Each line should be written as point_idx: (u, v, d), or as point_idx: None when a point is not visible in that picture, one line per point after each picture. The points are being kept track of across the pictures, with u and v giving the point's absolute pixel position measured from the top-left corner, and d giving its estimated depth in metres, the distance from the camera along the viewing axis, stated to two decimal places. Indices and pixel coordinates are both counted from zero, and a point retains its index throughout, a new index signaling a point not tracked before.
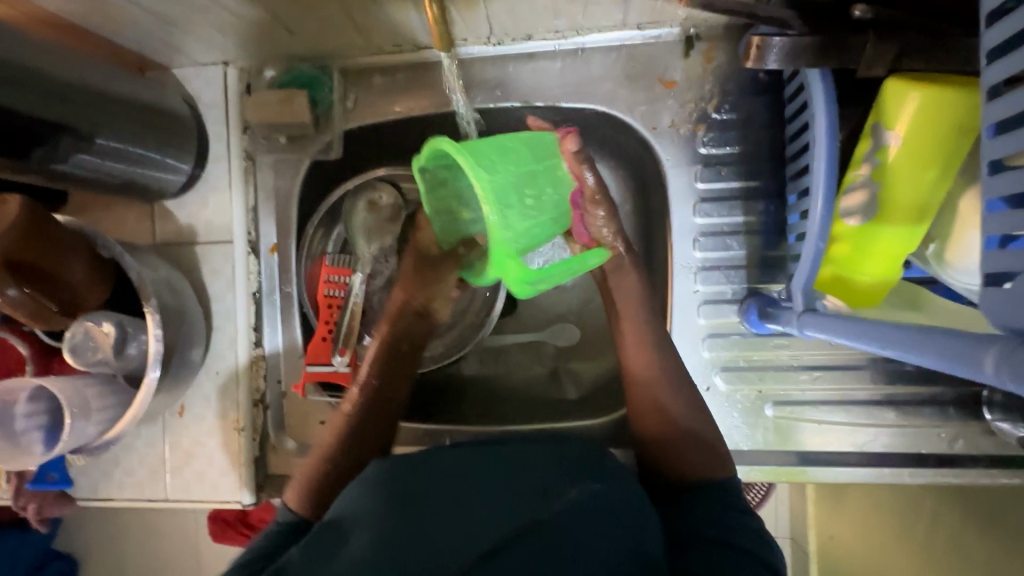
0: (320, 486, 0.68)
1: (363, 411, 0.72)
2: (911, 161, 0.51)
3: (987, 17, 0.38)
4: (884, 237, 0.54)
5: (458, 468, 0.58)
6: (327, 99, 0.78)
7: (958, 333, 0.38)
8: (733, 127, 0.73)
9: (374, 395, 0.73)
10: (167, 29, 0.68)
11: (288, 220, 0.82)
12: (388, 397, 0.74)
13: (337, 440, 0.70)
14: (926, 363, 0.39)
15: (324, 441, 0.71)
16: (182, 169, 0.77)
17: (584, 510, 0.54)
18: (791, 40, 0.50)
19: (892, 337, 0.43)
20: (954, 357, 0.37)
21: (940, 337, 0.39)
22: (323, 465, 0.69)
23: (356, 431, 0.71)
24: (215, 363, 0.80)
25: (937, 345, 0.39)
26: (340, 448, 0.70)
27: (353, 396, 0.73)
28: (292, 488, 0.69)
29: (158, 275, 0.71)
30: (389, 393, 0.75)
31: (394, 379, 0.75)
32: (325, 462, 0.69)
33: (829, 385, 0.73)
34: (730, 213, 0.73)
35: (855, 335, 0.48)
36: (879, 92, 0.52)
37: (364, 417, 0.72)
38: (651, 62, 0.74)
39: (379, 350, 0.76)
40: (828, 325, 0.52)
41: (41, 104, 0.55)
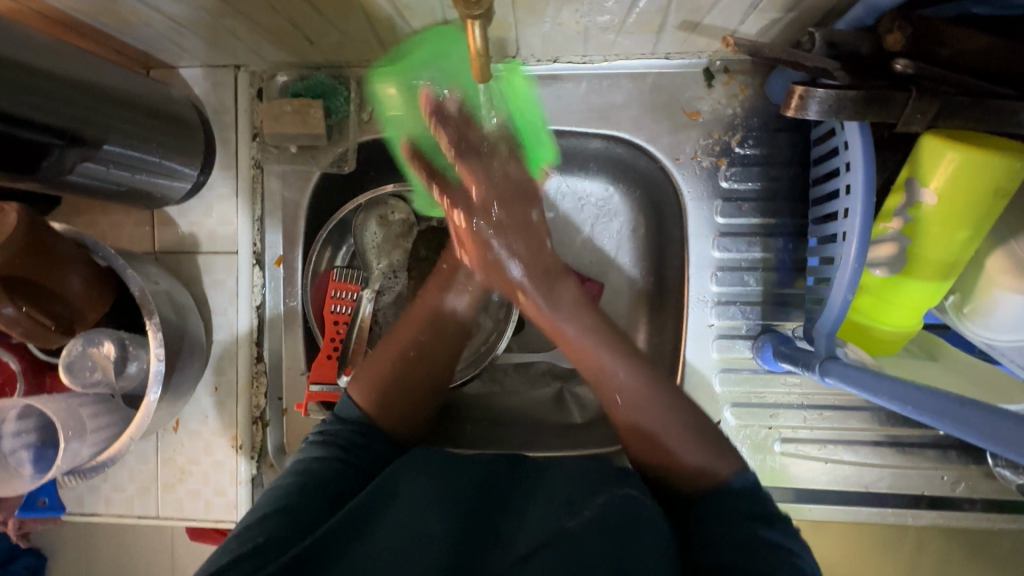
0: (393, 382, 0.68)
1: (437, 314, 0.70)
2: (944, 218, 0.51)
3: None
4: (910, 291, 0.55)
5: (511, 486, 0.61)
6: (342, 109, 0.75)
7: (1005, 415, 0.38)
8: (755, 163, 0.73)
9: (438, 309, 0.70)
10: (179, 31, 0.65)
11: (296, 233, 0.79)
12: (457, 318, 0.71)
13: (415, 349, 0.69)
14: (965, 438, 0.40)
15: (401, 338, 0.69)
16: (187, 176, 0.74)
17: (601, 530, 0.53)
18: (834, 93, 0.49)
19: (924, 403, 0.44)
20: (994, 436, 0.38)
21: (983, 413, 0.40)
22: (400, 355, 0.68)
23: (427, 346, 0.70)
24: (214, 377, 0.77)
25: (979, 423, 0.39)
26: (417, 343, 0.69)
27: (420, 308, 0.70)
28: (358, 382, 0.69)
29: (160, 288, 0.68)
30: (456, 307, 0.71)
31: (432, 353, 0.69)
32: (406, 352, 0.69)
33: (837, 424, 0.73)
34: (748, 249, 0.73)
35: (881, 392, 0.49)
36: (915, 149, 0.53)
37: (435, 328, 0.70)
38: (677, 92, 0.73)
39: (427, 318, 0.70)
40: (851, 376, 0.53)
41: (48, 109, 0.52)
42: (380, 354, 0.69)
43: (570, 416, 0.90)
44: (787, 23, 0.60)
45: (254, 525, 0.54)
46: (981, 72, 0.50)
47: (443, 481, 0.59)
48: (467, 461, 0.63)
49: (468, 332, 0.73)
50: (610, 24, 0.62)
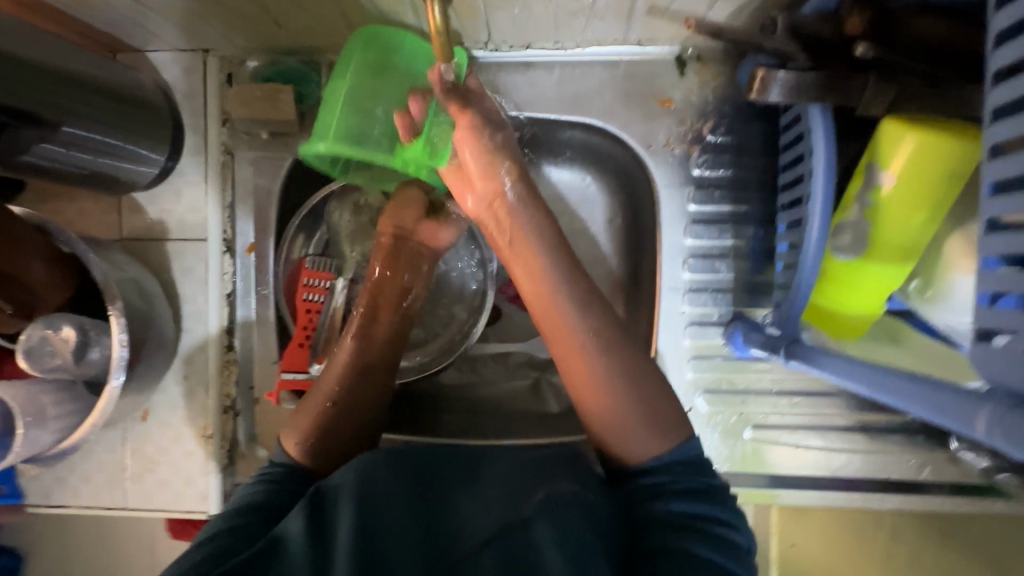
0: (318, 433, 0.66)
1: (356, 363, 0.71)
2: (903, 203, 0.52)
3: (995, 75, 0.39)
4: (870, 274, 0.55)
5: (462, 474, 0.56)
6: (314, 95, 0.75)
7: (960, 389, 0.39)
8: (727, 151, 0.73)
9: (358, 358, 0.71)
10: (143, 13, 0.64)
11: (267, 220, 0.78)
12: (378, 363, 0.72)
13: (335, 396, 0.68)
14: (922, 414, 0.41)
15: (319, 389, 0.69)
16: (154, 161, 0.73)
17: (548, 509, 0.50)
18: (795, 76, 0.50)
19: (890, 384, 0.45)
20: (950, 412, 0.39)
21: (938, 388, 0.41)
22: (321, 402, 0.67)
23: (347, 392, 0.69)
24: (185, 366, 0.77)
25: (931, 399, 0.40)
26: (336, 391, 0.68)
27: (339, 358, 0.71)
28: (288, 434, 0.67)
29: (124, 274, 0.67)
30: (373, 356, 0.72)
31: (361, 393, 0.70)
32: (325, 402, 0.67)
33: (807, 410, 0.74)
34: (720, 236, 0.74)
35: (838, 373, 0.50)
36: (877, 132, 0.53)
37: (356, 377, 0.70)
38: (649, 79, 0.73)
39: (351, 361, 0.70)
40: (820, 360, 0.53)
41: (1, 88, 0.51)
42: (303, 406, 0.68)
43: (547, 405, 0.90)
44: (754, 9, 0.60)
45: (194, 548, 0.53)
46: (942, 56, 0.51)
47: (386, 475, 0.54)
48: (415, 456, 0.57)
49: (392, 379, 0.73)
50: (580, 9, 0.62)
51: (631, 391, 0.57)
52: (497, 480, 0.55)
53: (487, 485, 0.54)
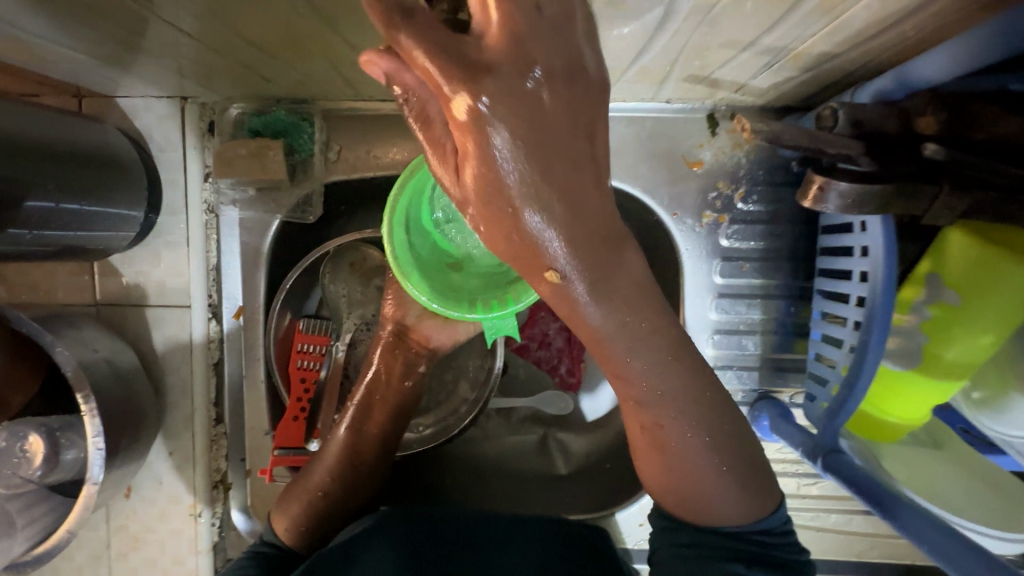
0: (316, 520, 0.66)
1: (347, 457, 0.66)
2: (965, 323, 0.48)
3: None
4: (920, 389, 0.51)
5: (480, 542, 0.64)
6: (307, 147, 0.67)
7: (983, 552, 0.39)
8: (759, 220, 0.67)
9: (351, 448, 0.66)
10: (111, 66, 0.56)
11: (256, 282, 0.71)
12: (376, 451, 0.68)
13: (328, 487, 0.66)
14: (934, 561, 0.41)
15: (313, 478, 0.66)
16: (129, 224, 0.65)
17: None
18: (860, 188, 0.43)
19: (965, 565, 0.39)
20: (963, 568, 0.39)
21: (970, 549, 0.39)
22: (314, 493, 0.66)
23: (340, 483, 0.66)
24: (170, 442, 0.71)
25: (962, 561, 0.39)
26: (334, 485, 0.66)
27: (331, 448, 0.67)
28: (281, 513, 0.66)
29: (99, 357, 0.60)
30: (368, 445, 0.67)
31: (359, 484, 0.68)
32: (318, 491, 0.66)
33: (832, 493, 0.70)
34: (748, 310, 0.69)
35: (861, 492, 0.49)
36: (940, 241, 0.49)
37: (350, 469, 0.67)
38: (677, 138, 0.67)
39: (342, 453, 0.66)
40: (916, 528, 0.44)
41: None
42: (295, 491, 0.66)
43: (555, 466, 0.86)
44: (802, 81, 0.54)
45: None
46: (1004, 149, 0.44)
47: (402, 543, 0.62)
48: (430, 526, 0.64)
49: (387, 461, 0.70)
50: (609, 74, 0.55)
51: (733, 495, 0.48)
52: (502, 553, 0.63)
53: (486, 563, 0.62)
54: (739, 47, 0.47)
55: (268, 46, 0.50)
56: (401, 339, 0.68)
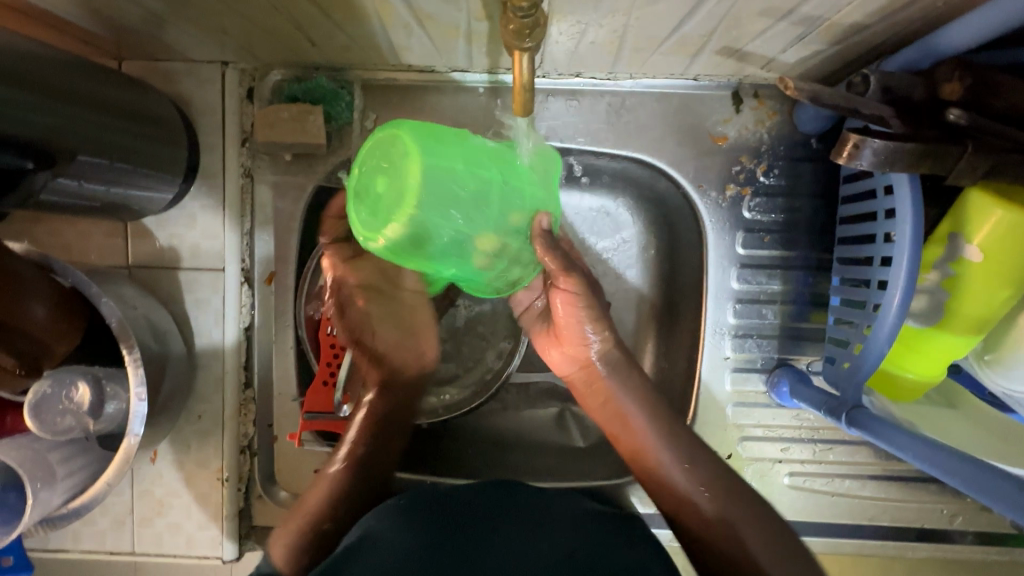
0: (314, 545, 0.63)
1: (368, 436, 0.70)
2: (985, 278, 0.50)
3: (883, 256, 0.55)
4: (941, 344, 0.54)
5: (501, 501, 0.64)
6: (345, 116, 0.69)
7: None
8: (780, 194, 0.70)
9: (359, 456, 0.68)
10: (162, 24, 0.57)
11: (289, 248, 0.72)
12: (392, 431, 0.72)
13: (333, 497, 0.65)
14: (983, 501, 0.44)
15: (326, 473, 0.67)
16: (168, 186, 0.66)
17: (570, 561, 0.55)
18: (891, 144, 0.46)
19: (1002, 494, 0.42)
20: (998, 494, 0.43)
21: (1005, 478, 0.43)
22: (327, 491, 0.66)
23: (350, 490, 0.66)
24: (198, 406, 0.71)
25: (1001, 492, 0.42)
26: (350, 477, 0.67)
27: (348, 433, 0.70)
28: (280, 533, 0.64)
29: (138, 314, 0.61)
30: (387, 422, 0.72)
31: (374, 463, 0.70)
32: (329, 495, 0.65)
33: (845, 458, 0.73)
34: (768, 281, 0.71)
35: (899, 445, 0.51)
36: (959, 202, 0.52)
37: (355, 477, 0.68)
38: (703, 115, 0.70)
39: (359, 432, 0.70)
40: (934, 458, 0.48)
41: (17, 121, 0.45)
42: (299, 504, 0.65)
43: (573, 439, 0.87)
44: (828, 55, 0.58)
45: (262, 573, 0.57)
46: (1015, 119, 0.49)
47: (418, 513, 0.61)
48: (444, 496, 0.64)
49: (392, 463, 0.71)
50: (647, 44, 0.58)
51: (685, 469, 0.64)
52: (522, 512, 0.62)
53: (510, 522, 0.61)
54: (777, 17, 0.50)
55: (325, 5, 0.52)
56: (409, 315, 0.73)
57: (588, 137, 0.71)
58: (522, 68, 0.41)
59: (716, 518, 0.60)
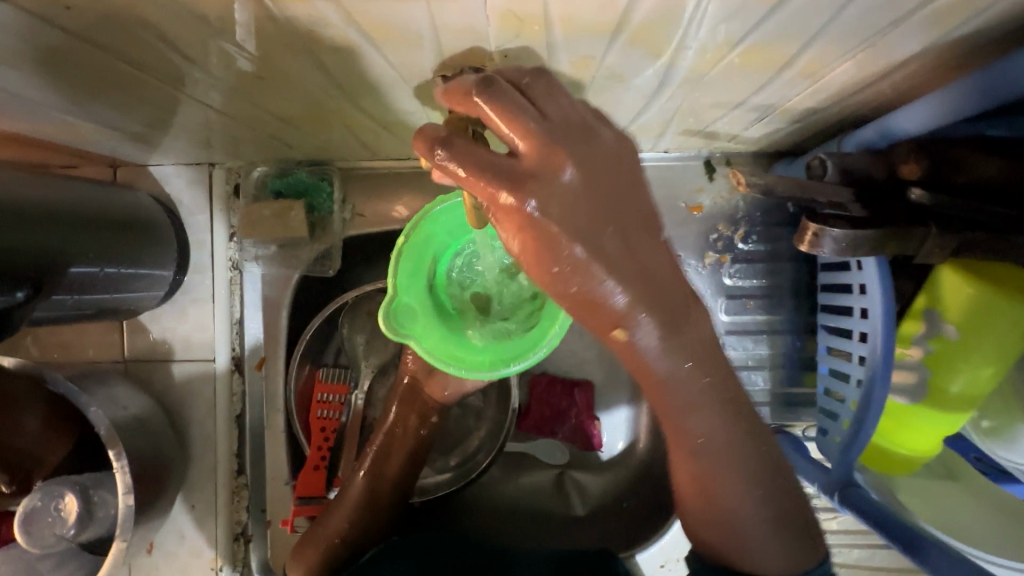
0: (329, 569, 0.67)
1: (371, 493, 0.68)
2: (967, 355, 0.49)
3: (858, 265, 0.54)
4: (931, 422, 0.52)
5: None
6: (326, 206, 0.71)
7: None
8: (760, 259, 0.70)
9: (367, 493, 0.68)
10: (149, 140, 0.61)
11: (278, 334, 0.74)
12: (389, 490, 0.70)
13: (345, 533, 0.67)
14: None
15: (331, 524, 0.67)
16: (159, 285, 0.69)
17: None
18: (852, 232, 0.46)
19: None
20: None
21: None
22: (331, 538, 0.67)
23: (358, 527, 0.68)
24: (193, 495, 0.72)
25: None
26: (355, 527, 0.68)
27: (349, 493, 0.68)
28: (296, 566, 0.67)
29: (130, 414, 0.63)
30: (385, 482, 0.69)
31: (375, 516, 0.69)
32: (334, 538, 0.67)
33: (850, 526, 0.70)
34: (755, 346, 0.70)
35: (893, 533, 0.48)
36: (932, 278, 0.51)
37: (366, 514, 0.68)
38: (676, 185, 0.70)
39: (361, 486, 0.68)
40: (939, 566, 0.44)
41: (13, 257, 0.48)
42: (309, 540, 0.67)
43: (572, 507, 0.86)
44: (790, 131, 0.58)
45: None
46: (1001, 195, 0.46)
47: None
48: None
49: (401, 501, 0.72)
50: None
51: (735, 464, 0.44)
52: None
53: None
54: (729, 107, 0.51)
55: (295, 119, 0.55)
56: (415, 391, 0.69)
57: None
58: (511, 129, 0.34)
59: (697, 478, 0.46)
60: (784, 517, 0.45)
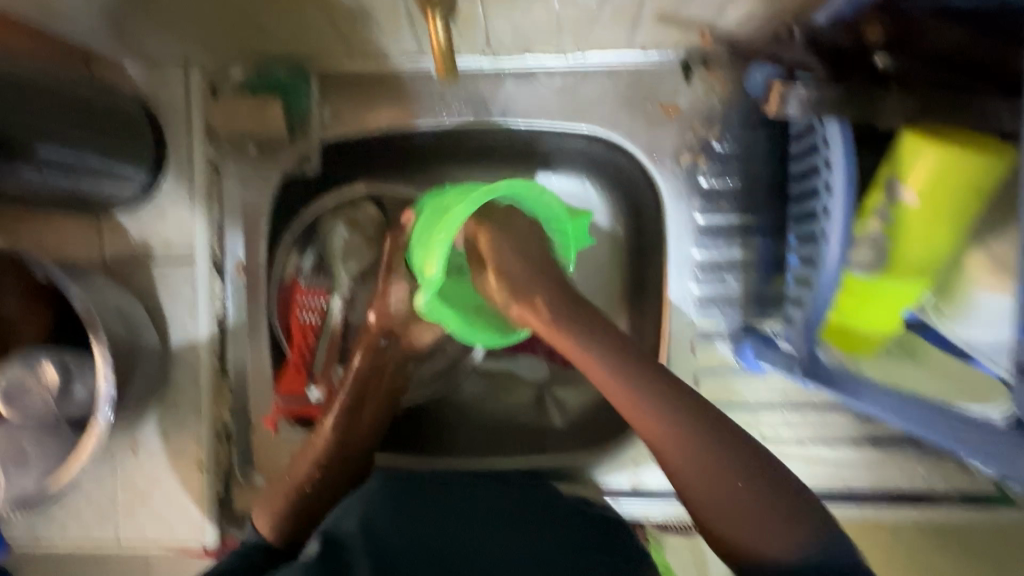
0: (296, 520, 0.64)
1: (342, 435, 0.67)
2: (923, 220, 0.51)
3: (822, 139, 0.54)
4: (890, 293, 0.54)
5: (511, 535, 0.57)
6: (304, 106, 0.72)
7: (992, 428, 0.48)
8: (735, 158, 0.71)
9: (340, 442, 0.66)
10: (120, 21, 0.60)
11: (258, 237, 0.74)
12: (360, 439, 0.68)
13: (314, 480, 0.65)
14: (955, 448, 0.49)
15: (300, 469, 0.66)
16: (133, 180, 0.69)
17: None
18: (815, 91, 0.47)
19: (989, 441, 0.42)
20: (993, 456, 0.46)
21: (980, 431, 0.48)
22: (298, 490, 0.65)
23: (332, 476, 0.67)
24: (176, 394, 0.73)
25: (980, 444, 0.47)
26: (322, 475, 0.66)
27: (317, 439, 0.66)
28: (259, 515, 0.65)
29: (108, 302, 0.63)
30: (357, 431, 0.68)
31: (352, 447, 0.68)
32: (302, 489, 0.65)
33: (815, 422, 0.73)
34: (728, 246, 0.72)
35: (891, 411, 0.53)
36: (894, 145, 0.51)
37: (335, 461, 0.66)
38: (654, 85, 0.71)
39: (332, 432, 0.66)
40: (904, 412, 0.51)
41: None
42: (274, 492, 0.65)
43: (551, 420, 0.87)
44: (763, 14, 0.59)
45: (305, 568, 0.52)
46: (960, 65, 0.49)
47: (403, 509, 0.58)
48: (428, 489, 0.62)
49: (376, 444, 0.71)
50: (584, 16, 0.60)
51: (698, 440, 0.48)
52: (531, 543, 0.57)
53: (483, 518, 0.60)
54: None
55: None
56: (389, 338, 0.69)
57: (540, 119, 0.73)
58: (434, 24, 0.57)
59: (658, 440, 0.49)
60: (752, 471, 0.47)
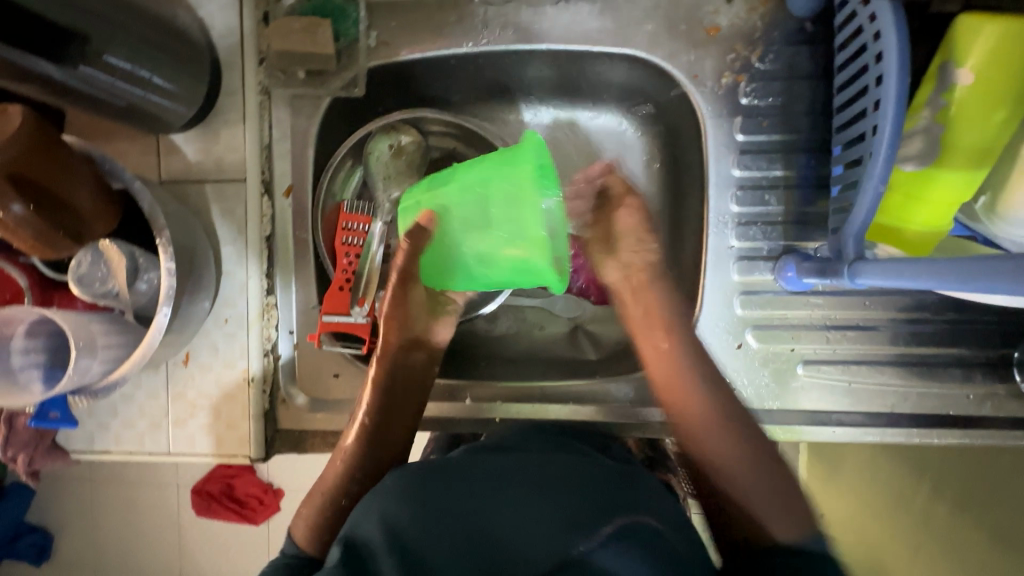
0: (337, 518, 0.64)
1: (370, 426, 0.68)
2: (978, 101, 0.51)
3: (874, 33, 0.55)
4: (943, 184, 0.54)
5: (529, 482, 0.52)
6: (351, 32, 0.74)
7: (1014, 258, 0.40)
8: (776, 77, 0.71)
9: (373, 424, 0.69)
10: None
11: (305, 161, 0.77)
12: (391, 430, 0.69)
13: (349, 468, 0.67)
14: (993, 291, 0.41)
15: (332, 471, 0.68)
16: (193, 102, 0.71)
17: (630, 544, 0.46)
18: None
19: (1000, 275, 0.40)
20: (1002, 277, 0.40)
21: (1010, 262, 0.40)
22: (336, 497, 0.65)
23: (363, 472, 0.67)
24: (226, 311, 0.75)
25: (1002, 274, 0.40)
26: (355, 470, 0.67)
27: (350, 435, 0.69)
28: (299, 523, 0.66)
29: (169, 209, 0.66)
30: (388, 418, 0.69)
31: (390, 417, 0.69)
32: (340, 497, 0.65)
33: (859, 344, 0.72)
34: (768, 166, 0.72)
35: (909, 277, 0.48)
36: (948, 32, 0.53)
37: (366, 449, 0.68)
38: (695, 7, 0.71)
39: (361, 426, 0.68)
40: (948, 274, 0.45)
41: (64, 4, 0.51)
42: (312, 495, 0.67)
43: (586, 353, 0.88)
44: None
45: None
46: None
47: (416, 489, 0.51)
48: (444, 465, 0.55)
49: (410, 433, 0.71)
50: None
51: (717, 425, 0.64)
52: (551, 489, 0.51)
53: (514, 480, 0.53)
54: None
55: None
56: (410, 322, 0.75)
57: (579, 43, 0.74)
58: None
59: (699, 423, 0.65)
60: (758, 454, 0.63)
